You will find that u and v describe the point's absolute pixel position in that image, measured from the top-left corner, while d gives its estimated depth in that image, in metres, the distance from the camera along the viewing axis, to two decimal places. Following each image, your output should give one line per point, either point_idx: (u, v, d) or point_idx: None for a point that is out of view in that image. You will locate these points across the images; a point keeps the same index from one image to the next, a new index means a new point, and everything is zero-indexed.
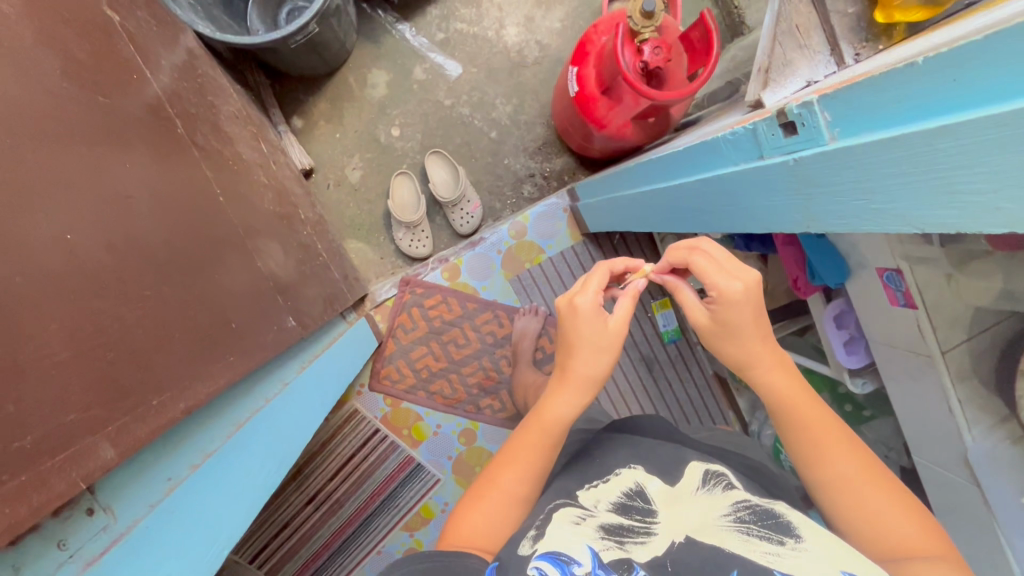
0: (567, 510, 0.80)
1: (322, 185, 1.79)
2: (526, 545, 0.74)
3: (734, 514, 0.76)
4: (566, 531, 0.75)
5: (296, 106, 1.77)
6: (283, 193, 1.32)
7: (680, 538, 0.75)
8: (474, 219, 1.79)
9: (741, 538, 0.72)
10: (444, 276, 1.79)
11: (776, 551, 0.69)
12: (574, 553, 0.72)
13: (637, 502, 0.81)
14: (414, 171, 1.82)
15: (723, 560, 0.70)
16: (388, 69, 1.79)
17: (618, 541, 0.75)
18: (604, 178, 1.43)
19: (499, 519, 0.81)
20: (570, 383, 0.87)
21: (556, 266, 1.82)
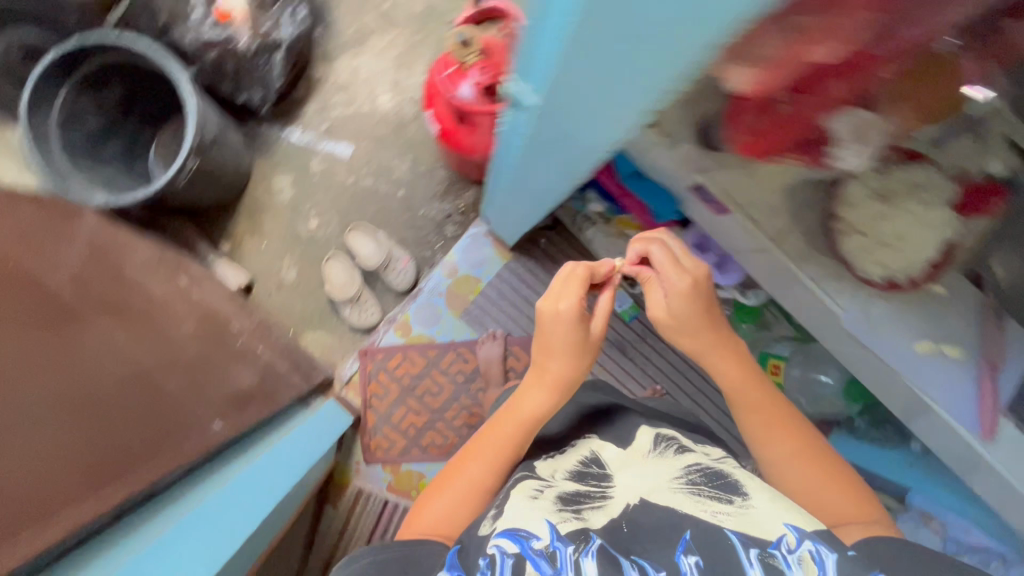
0: (527, 486, 0.98)
1: (266, 293, 1.92)
2: (487, 527, 0.91)
3: (684, 478, 0.96)
4: (527, 505, 0.91)
5: (222, 234, 1.92)
6: (209, 314, 1.42)
7: (632, 500, 0.93)
8: (408, 273, 1.88)
9: (690, 499, 0.90)
10: (398, 335, 1.85)
11: (727, 510, 0.87)
12: (533, 527, 0.86)
13: (593, 468, 1.03)
14: (342, 251, 1.92)
15: (677, 523, 0.86)
16: (289, 171, 1.94)
17: (575, 512, 0.91)
18: (490, 194, 1.48)
19: (455, 510, 1.02)
20: (545, 382, 1.10)
21: (498, 289, 1.86)
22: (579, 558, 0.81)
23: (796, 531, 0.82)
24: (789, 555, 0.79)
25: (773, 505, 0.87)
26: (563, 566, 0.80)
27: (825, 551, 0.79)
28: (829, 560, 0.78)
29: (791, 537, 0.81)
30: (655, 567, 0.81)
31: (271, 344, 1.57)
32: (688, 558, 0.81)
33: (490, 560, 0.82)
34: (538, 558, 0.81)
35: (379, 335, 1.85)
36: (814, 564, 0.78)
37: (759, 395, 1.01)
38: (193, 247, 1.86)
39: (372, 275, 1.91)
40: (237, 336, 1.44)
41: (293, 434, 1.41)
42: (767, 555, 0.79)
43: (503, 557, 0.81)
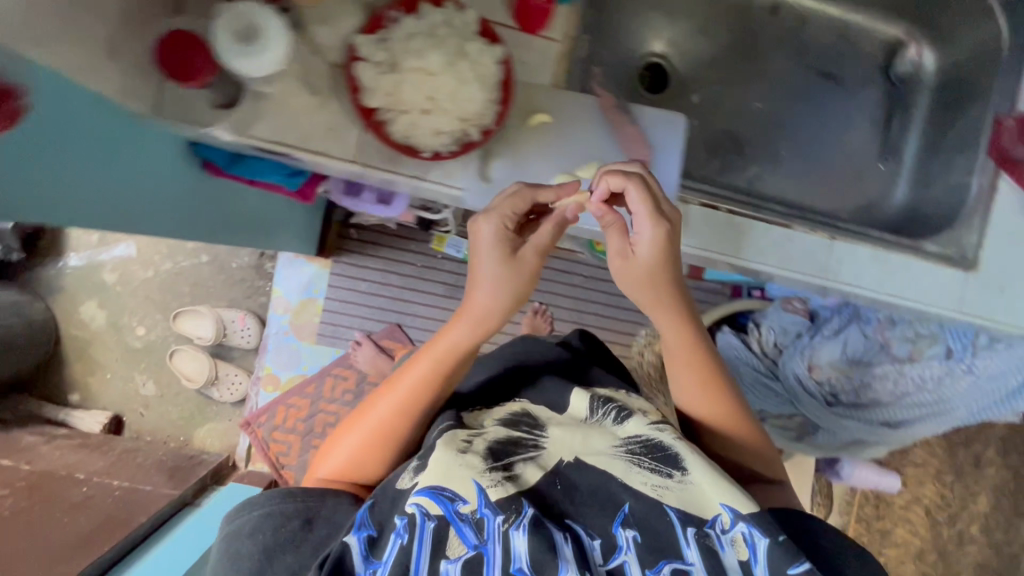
0: (452, 433, 0.68)
1: (136, 418, 1.84)
2: (404, 480, 0.66)
3: (627, 444, 0.69)
4: (450, 456, 0.65)
5: (65, 387, 1.84)
6: (40, 480, 1.37)
7: (567, 459, 0.68)
8: (251, 328, 1.82)
9: (628, 469, 0.67)
10: (270, 390, 1.78)
11: (665, 485, 0.65)
12: (458, 485, 0.63)
13: (528, 421, 0.72)
14: (184, 341, 1.85)
15: (614, 490, 0.66)
16: (92, 296, 1.85)
17: (505, 469, 0.65)
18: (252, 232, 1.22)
19: (371, 453, 0.73)
20: (467, 314, 0.69)
21: (337, 297, 1.78)
22: (508, 531, 0.60)
23: (734, 510, 0.63)
24: (720, 535, 0.63)
25: (717, 471, 0.66)
26: (490, 541, 0.60)
27: (762, 533, 0.62)
28: (763, 544, 0.61)
29: (725, 515, 0.64)
30: (588, 532, 0.63)
31: (127, 471, 1.51)
32: (624, 531, 0.64)
33: (409, 520, 0.61)
34: (461, 524, 0.61)
35: (252, 400, 1.78)
36: (745, 547, 0.62)
37: (670, 313, 0.71)
38: (40, 414, 1.77)
39: (220, 348, 1.85)
40: (80, 484, 1.40)
41: (188, 523, 1.39)
42: (701, 535, 0.63)
43: (422, 520, 0.60)
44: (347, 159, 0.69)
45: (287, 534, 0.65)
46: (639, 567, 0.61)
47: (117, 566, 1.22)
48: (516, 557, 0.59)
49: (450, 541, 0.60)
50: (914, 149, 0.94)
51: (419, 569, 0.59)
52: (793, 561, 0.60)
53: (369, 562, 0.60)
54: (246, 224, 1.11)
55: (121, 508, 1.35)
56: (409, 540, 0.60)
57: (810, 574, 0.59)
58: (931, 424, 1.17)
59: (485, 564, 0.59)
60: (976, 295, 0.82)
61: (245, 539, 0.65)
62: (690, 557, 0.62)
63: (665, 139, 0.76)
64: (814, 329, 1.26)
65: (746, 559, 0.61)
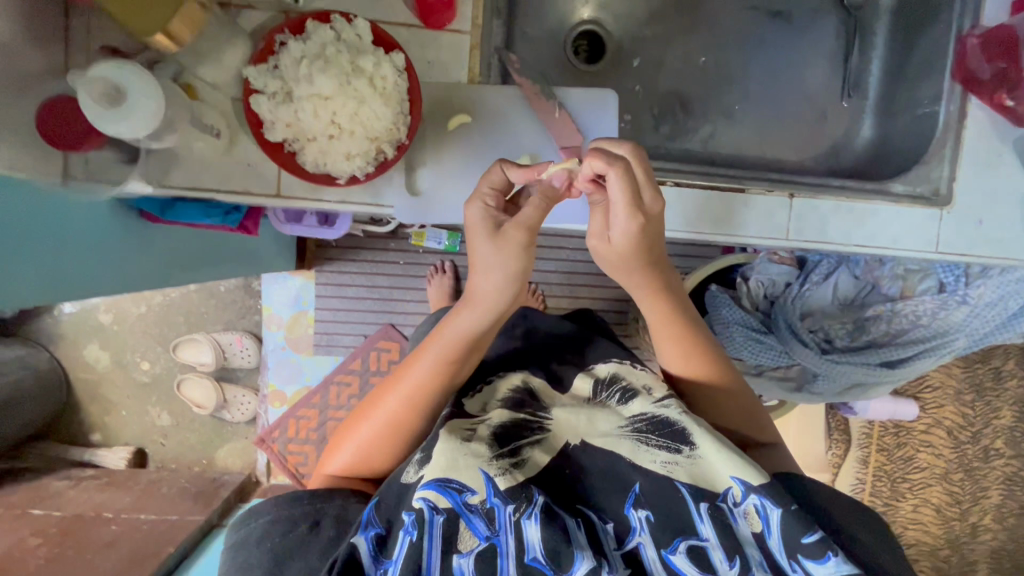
0: (454, 422, 0.62)
1: (158, 448, 1.86)
2: (409, 474, 0.59)
3: (632, 423, 0.63)
4: (453, 445, 0.58)
5: (84, 429, 1.85)
6: (71, 526, 1.40)
7: (573, 442, 0.63)
8: (250, 349, 1.80)
9: (636, 447, 0.61)
10: (277, 406, 1.75)
11: (675, 460, 0.60)
12: (467, 475, 0.56)
13: (531, 402, 0.67)
14: (189, 369, 1.84)
15: (622, 471, 0.60)
16: (92, 338, 1.83)
17: (512, 456, 0.60)
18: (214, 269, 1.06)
19: (382, 448, 0.66)
20: (475, 300, 0.62)
21: (327, 306, 1.67)
22: (519, 521, 0.55)
23: (746, 483, 0.57)
24: (734, 509, 0.58)
25: (727, 442, 0.60)
26: (502, 532, 0.55)
27: (774, 503, 0.56)
28: (776, 515, 0.55)
29: (736, 488, 0.58)
30: (600, 517, 0.59)
31: (155, 503, 1.55)
32: (637, 512, 0.58)
33: (416, 516, 0.54)
34: (471, 517, 0.55)
35: (263, 418, 1.76)
36: (759, 520, 0.57)
37: (646, 277, 0.67)
38: (65, 458, 1.79)
39: (225, 371, 1.83)
40: (109, 522, 1.44)
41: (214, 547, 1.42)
42: (715, 509, 0.57)
43: (430, 516, 0.54)
44: (270, 194, 0.68)
45: (296, 538, 0.59)
46: (655, 549, 0.57)
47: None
48: (529, 546, 0.54)
49: (461, 536, 0.54)
50: (878, 79, 0.88)
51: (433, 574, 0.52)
52: (807, 529, 0.54)
53: (380, 563, 0.53)
54: (216, 257, 1.02)
55: (150, 539, 1.38)
56: (419, 538, 0.53)
57: (825, 545, 0.53)
58: (933, 360, 1.10)
59: (499, 556, 0.54)
60: (952, 232, 0.78)
61: (252, 549, 0.59)
62: (705, 533, 0.56)
63: (596, 119, 0.71)
64: (803, 275, 1.16)
65: (760, 530, 0.57)
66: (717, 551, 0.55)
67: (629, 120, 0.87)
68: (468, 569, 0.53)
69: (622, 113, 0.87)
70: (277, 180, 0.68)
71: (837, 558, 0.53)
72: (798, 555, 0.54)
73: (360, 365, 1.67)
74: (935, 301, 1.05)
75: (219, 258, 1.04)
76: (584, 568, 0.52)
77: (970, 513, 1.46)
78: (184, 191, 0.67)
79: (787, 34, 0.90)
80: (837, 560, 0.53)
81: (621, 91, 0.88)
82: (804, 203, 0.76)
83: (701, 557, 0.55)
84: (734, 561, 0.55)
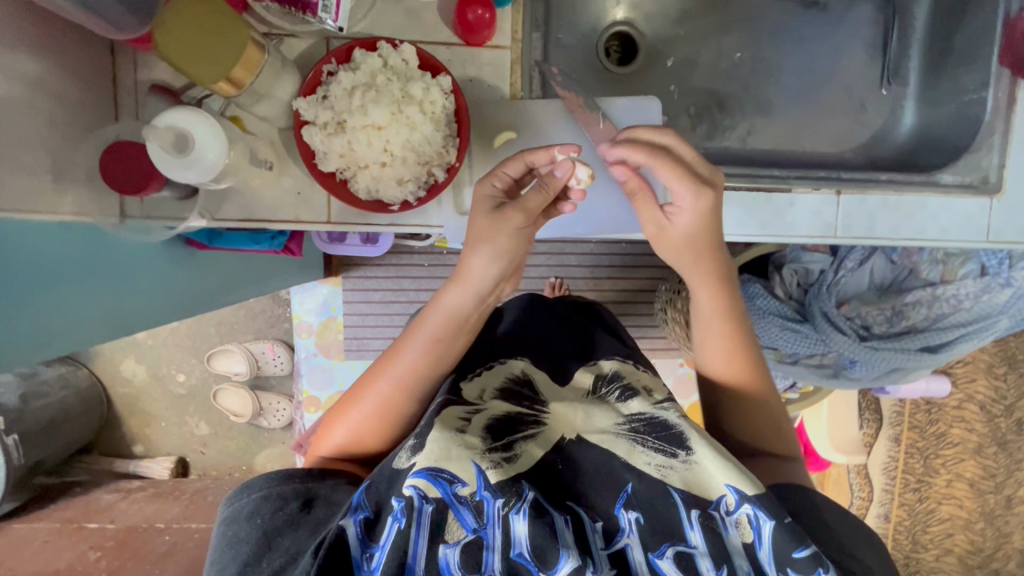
0: (450, 409, 0.61)
1: (198, 457, 1.90)
2: (399, 460, 0.56)
3: (630, 422, 0.63)
4: (447, 435, 0.57)
5: (126, 442, 1.89)
6: (127, 539, 1.45)
7: (569, 437, 0.62)
8: (282, 356, 1.83)
9: (632, 448, 0.60)
10: (312, 411, 1.72)
11: (669, 465, 0.59)
12: (459, 467, 0.55)
13: (528, 393, 0.67)
14: (223, 380, 1.87)
15: (616, 468, 0.59)
16: (128, 354, 1.86)
17: (506, 451, 0.59)
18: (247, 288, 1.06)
19: (375, 429, 0.67)
20: (463, 280, 0.64)
21: (355, 312, 1.64)
22: (509, 516, 0.53)
23: (740, 491, 0.56)
24: (725, 517, 0.56)
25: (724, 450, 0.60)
26: (491, 525, 0.53)
27: (768, 515, 0.55)
28: (769, 527, 0.54)
29: (730, 496, 0.56)
30: (590, 513, 0.57)
31: (203, 511, 1.59)
32: (626, 513, 0.57)
33: (406, 503, 0.52)
34: (460, 508, 0.53)
35: (299, 423, 1.76)
36: (751, 530, 0.55)
37: (712, 264, 0.67)
38: (110, 471, 1.84)
39: (259, 379, 1.86)
40: (161, 532, 1.48)
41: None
42: (706, 517, 0.56)
43: (420, 504, 0.52)
44: (321, 221, 0.69)
45: (285, 517, 0.57)
46: (642, 551, 0.54)
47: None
48: (517, 541, 0.52)
49: (449, 526, 0.53)
50: (919, 66, 0.86)
51: (417, 564, 0.51)
52: (797, 544, 0.53)
53: (366, 546, 0.52)
54: (253, 277, 1.03)
55: (203, 548, 1.41)
56: (407, 526, 0.51)
57: (815, 560, 0.53)
58: (974, 343, 1.10)
59: (485, 549, 0.52)
60: (1001, 219, 0.77)
61: (242, 524, 0.57)
62: (695, 539, 0.55)
63: (641, 129, 0.71)
64: (836, 262, 1.14)
65: (751, 540, 0.55)
66: (706, 559, 0.54)
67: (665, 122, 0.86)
68: (454, 561, 0.51)
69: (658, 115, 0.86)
70: (327, 207, 0.69)
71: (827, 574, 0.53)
72: (787, 567, 0.53)
73: None
74: (977, 284, 1.04)
75: (249, 278, 1.02)
76: (569, 567, 0.51)
77: (1004, 486, 1.46)
78: (235, 223, 0.68)
79: (823, 25, 0.89)
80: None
81: (656, 93, 0.87)
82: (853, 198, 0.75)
83: (688, 564, 0.54)
84: (722, 570, 0.53)
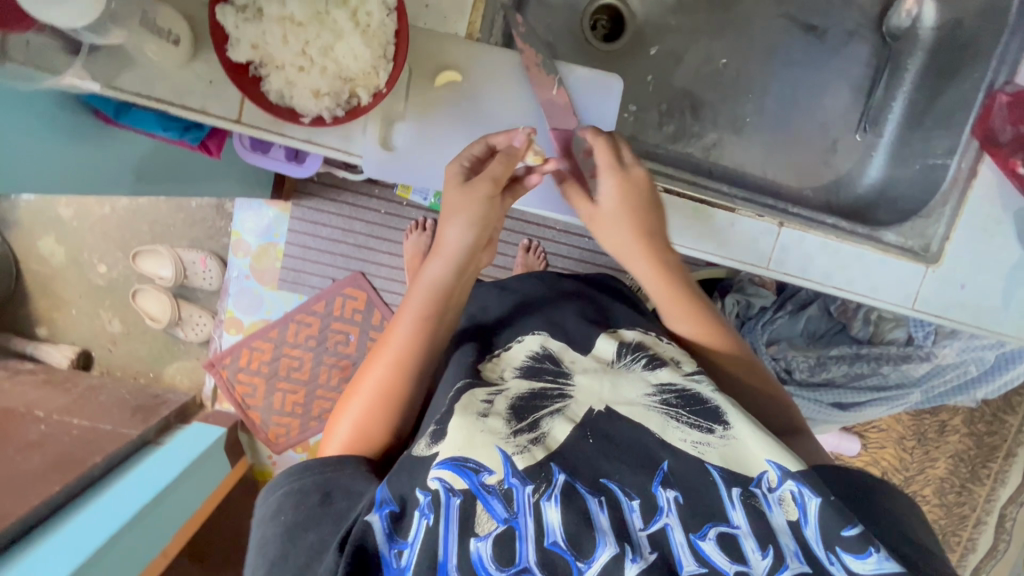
0: (470, 393, 0.58)
1: (105, 354, 1.54)
2: (420, 447, 0.54)
3: (661, 393, 0.59)
4: (468, 421, 0.54)
5: (30, 322, 1.55)
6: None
7: (597, 408, 0.58)
8: (215, 271, 1.49)
9: (665, 423, 0.56)
10: (231, 334, 1.47)
11: (707, 442, 0.55)
12: (484, 454, 0.51)
13: (550, 366, 0.63)
14: (145, 282, 1.53)
15: (650, 445, 0.55)
16: (49, 231, 1.52)
17: (531, 431, 0.55)
18: (170, 184, 0.97)
19: (380, 419, 0.60)
20: (441, 252, 0.63)
21: (299, 242, 1.41)
22: (539, 503, 0.49)
23: (782, 468, 0.53)
24: (768, 494, 0.52)
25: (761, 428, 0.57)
26: (521, 515, 0.49)
27: (813, 492, 0.51)
28: (814, 504, 0.51)
29: (772, 472, 0.53)
30: (625, 492, 0.52)
31: (91, 409, 1.27)
32: (665, 491, 0.52)
33: (432, 498, 0.49)
34: (488, 498, 0.49)
35: (216, 342, 1.47)
36: (796, 508, 0.51)
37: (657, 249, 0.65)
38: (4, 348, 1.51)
39: (184, 287, 1.53)
40: (39, 421, 1.16)
41: (146, 464, 1.21)
42: (748, 496, 0.52)
43: (446, 498, 0.49)
44: (230, 119, 0.63)
45: (307, 511, 0.54)
46: (683, 533, 0.50)
47: (56, 515, 1.04)
48: (549, 529, 0.48)
49: (478, 518, 0.49)
50: (898, 119, 0.84)
51: (447, 562, 0.47)
52: (845, 522, 0.49)
53: (393, 542, 0.49)
54: (171, 171, 0.94)
55: (80, 447, 1.15)
56: (435, 522, 0.48)
57: (866, 539, 0.48)
58: (883, 409, 1.09)
59: (518, 539, 0.48)
60: (931, 291, 0.75)
61: (268, 523, 0.54)
62: (737, 519, 0.50)
63: (596, 104, 0.69)
64: (779, 302, 1.13)
65: (796, 519, 0.51)
66: (749, 540, 0.49)
67: (633, 112, 0.85)
68: (486, 555, 0.47)
69: (629, 103, 0.85)
70: (239, 106, 0.62)
71: (880, 553, 0.48)
72: (836, 547, 0.49)
73: (323, 308, 1.43)
74: (899, 350, 1.03)
75: (159, 176, 0.92)
76: (607, 555, 0.47)
77: None
78: (134, 97, 0.61)
79: (817, 53, 0.89)
80: (880, 555, 0.48)
81: (633, 79, 0.86)
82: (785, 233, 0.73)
83: (731, 545, 0.49)
84: (768, 551, 0.48)
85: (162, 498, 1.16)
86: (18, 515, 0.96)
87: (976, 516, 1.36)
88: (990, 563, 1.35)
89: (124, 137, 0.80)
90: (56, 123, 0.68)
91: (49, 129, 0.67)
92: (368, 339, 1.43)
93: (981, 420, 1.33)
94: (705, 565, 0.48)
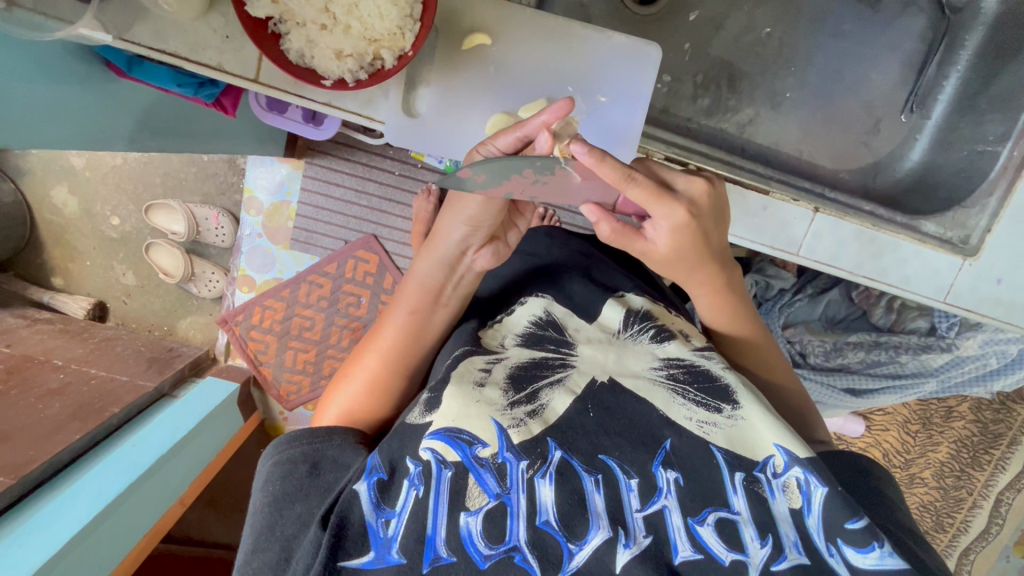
0: (469, 361, 0.57)
1: (119, 306, 1.54)
2: (414, 415, 0.54)
3: (667, 367, 0.58)
4: (464, 391, 0.53)
5: (45, 271, 1.53)
6: (14, 365, 1.13)
7: (601, 378, 0.56)
8: (227, 228, 1.46)
9: (671, 400, 0.55)
10: (245, 291, 1.45)
11: (712, 421, 0.54)
12: (478, 426, 0.51)
13: (553, 334, 0.61)
14: (160, 235, 1.51)
15: (654, 423, 0.54)
16: (61, 180, 1.49)
17: (529, 403, 0.54)
18: (178, 138, 0.92)
19: (368, 405, 0.62)
20: (433, 246, 0.63)
21: (310, 202, 1.38)
22: (533, 480, 0.49)
23: (790, 454, 0.52)
24: (771, 480, 0.51)
25: (772, 410, 0.56)
26: (513, 491, 0.49)
27: (820, 481, 0.50)
28: (819, 493, 0.50)
29: (778, 457, 0.52)
30: (624, 470, 0.51)
31: (107, 360, 1.27)
32: (665, 472, 0.51)
33: (423, 469, 0.50)
34: (481, 472, 0.49)
35: (228, 300, 1.46)
36: (800, 496, 0.51)
37: (704, 275, 0.60)
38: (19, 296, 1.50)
39: (197, 243, 1.50)
40: (57, 370, 1.17)
41: (163, 415, 1.22)
42: (751, 481, 0.51)
43: (438, 470, 0.49)
44: (248, 78, 0.60)
45: (294, 483, 0.53)
46: (681, 516, 0.49)
47: (80, 461, 1.05)
48: (542, 508, 0.48)
49: (470, 492, 0.49)
50: (947, 100, 0.82)
51: (436, 535, 0.47)
52: (851, 515, 0.49)
53: (381, 511, 0.49)
54: (176, 127, 0.89)
55: (98, 397, 1.16)
56: (425, 493, 0.49)
57: (871, 532, 0.48)
58: (896, 397, 1.05)
59: (509, 516, 0.48)
60: (965, 286, 0.74)
61: (256, 493, 0.54)
62: (738, 505, 0.50)
63: (627, 75, 0.66)
64: (798, 285, 1.09)
65: (798, 507, 0.50)
66: (749, 526, 0.49)
67: (668, 83, 0.85)
68: (476, 530, 0.47)
69: (664, 73, 0.85)
70: (257, 64, 0.59)
71: (883, 549, 0.48)
72: (837, 538, 0.49)
73: (336, 270, 1.40)
74: (919, 339, 0.99)
75: (167, 128, 0.88)
76: (599, 539, 0.47)
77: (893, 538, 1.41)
78: (150, 51, 0.57)
79: (870, 25, 0.86)
80: (883, 550, 0.48)
81: (670, 48, 0.85)
82: (804, 219, 0.73)
83: (730, 532, 0.48)
84: (767, 540, 0.48)
85: (182, 446, 1.18)
86: (42, 459, 0.97)
87: (973, 499, 1.35)
88: (979, 543, 1.38)
89: (134, 86, 0.76)
90: (61, 71, 0.64)
91: (54, 79, 0.64)
92: (379, 302, 1.42)
93: (988, 408, 1.30)
94: (702, 552, 0.48)
